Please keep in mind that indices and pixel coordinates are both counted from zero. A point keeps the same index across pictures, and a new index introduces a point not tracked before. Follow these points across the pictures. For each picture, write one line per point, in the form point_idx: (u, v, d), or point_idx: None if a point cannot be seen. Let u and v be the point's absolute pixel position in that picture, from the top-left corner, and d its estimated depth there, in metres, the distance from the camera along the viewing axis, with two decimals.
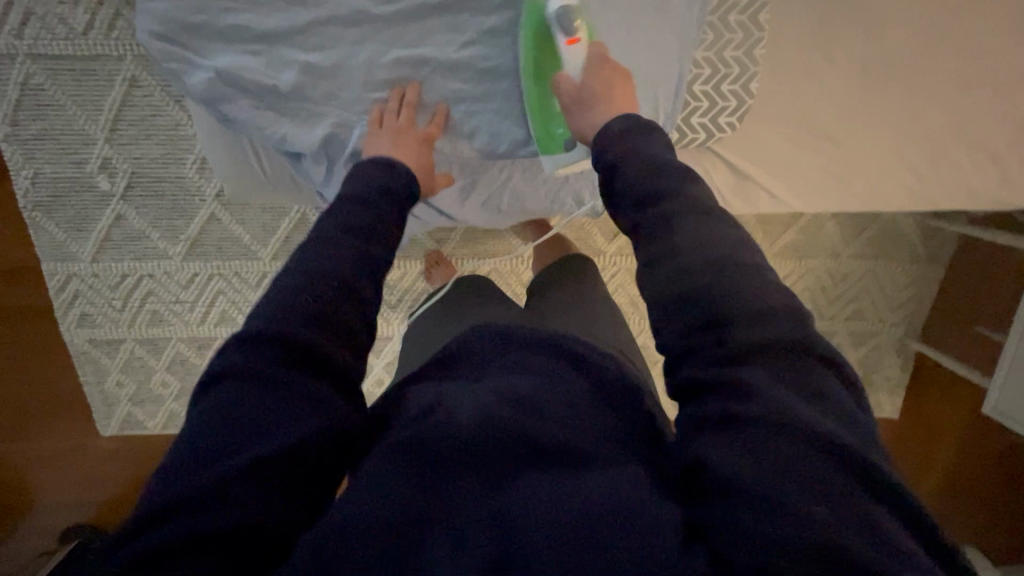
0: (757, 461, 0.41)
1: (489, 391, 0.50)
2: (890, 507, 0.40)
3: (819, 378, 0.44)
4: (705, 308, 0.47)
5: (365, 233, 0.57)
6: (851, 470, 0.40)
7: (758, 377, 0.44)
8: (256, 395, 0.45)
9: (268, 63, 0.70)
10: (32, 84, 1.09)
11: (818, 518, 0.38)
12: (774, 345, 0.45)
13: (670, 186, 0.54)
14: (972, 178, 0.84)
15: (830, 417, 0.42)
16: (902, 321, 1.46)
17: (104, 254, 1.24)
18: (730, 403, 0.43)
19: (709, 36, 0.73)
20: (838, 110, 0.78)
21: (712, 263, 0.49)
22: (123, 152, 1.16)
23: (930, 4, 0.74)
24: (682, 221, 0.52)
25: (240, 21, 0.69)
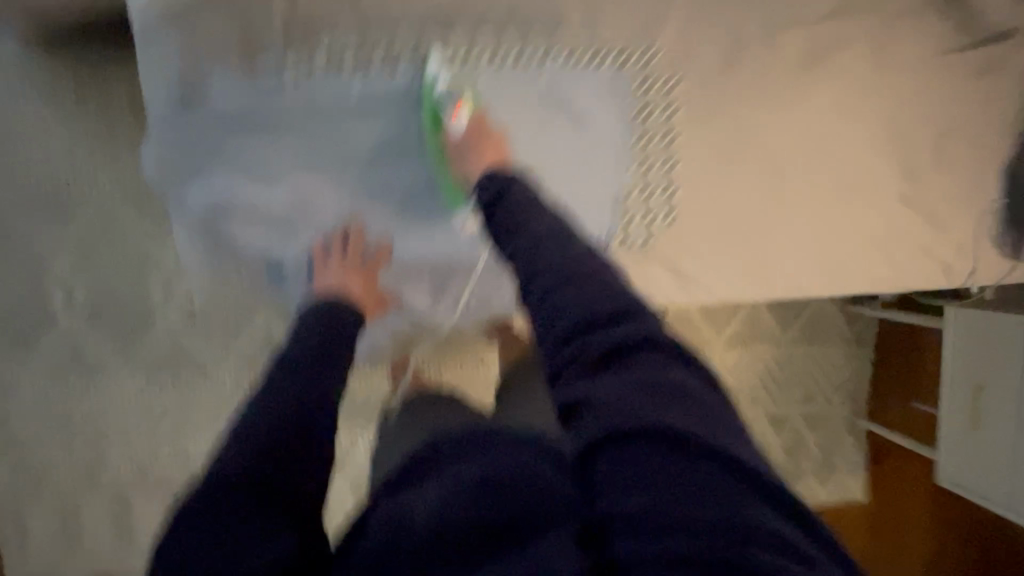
0: (630, 474, 0.44)
1: (432, 490, 0.51)
2: (752, 486, 0.43)
3: (669, 372, 0.49)
4: (570, 315, 0.54)
5: (329, 348, 0.64)
6: (706, 461, 0.44)
7: (614, 387, 0.48)
8: (220, 521, 0.47)
9: (262, 187, 0.78)
10: (5, 216, 1.13)
11: (688, 521, 0.41)
12: (624, 345, 0.51)
13: (542, 221, 0.63)
14: (872, 268, 0.97)
15: (678, 410, 0.46)
16: (846, 401, 1.56)
17: (48, 380, 1.18)
18: (595, 418, 0.47)
19: (636, 162, 0.87)
20: (753, 213, 0.91)
21: (576, 282, 0.56)
22: (86, 277, 1.17)
23: (813, 127, 0.89)
24: (546, 244, 0.60)
25: (239, 153, 0.76)
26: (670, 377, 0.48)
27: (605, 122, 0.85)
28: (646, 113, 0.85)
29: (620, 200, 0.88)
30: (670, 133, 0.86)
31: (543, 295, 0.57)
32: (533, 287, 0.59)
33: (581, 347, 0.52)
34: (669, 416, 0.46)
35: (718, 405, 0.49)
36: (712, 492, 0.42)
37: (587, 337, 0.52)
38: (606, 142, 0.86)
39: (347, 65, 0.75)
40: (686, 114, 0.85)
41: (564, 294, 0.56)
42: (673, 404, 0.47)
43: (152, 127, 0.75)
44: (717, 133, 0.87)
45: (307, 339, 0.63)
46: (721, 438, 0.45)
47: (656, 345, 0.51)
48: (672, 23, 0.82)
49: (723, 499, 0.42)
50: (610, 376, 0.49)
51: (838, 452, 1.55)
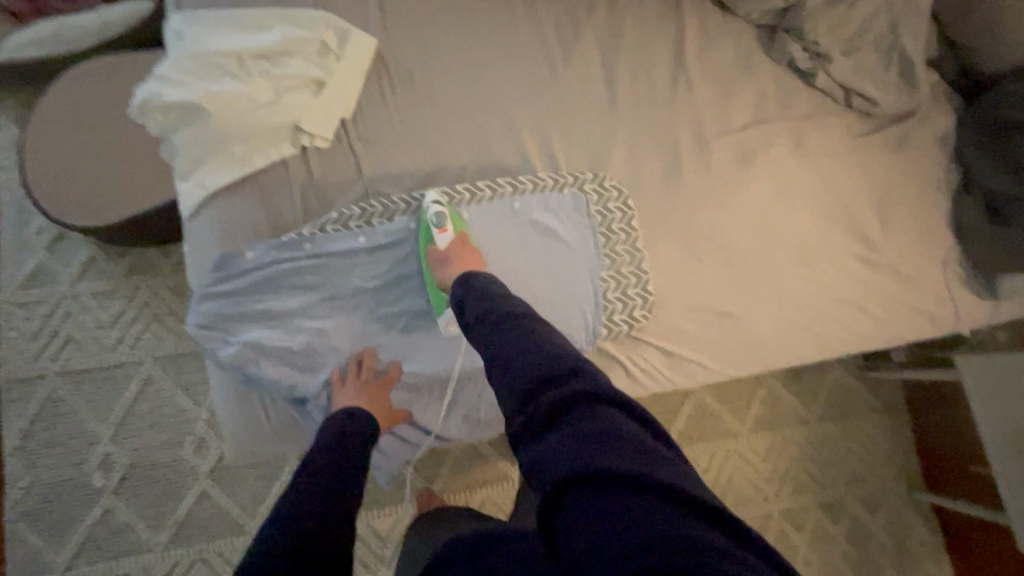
0: (580, 522, 0.45)
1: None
2: (690, 511, 0.44)
3: (606, 419, 0.51)
4: (531, 384, 0.58)
5: (335, 473, 0.67)
6: (643, 493, 0.45)
7: (556, 443, 0.50)
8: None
9: (284, 331, 0.87)
10: (55, 398, 1.23)
11: (630, 551, 0.41)
12: (567, 404, 0.54)
13: (506, 313, 0.70)
14: (854, 326, 1.02)
15: (617, 449, 0.48)
16: (896, 474, 1.48)
17: (81, 559, 1.19)
18: (543, 474, 0.49)
19: (607, 261, 0.94)
20: (726, 292, 0.98)
21: (534, 360, 0.61)
22: (124, 445, 1.24)
23: (759, 212, 1.01)
24: (515, 334, 0.66)
25: (265, 306, 0.87)
26: (607, 421, 0.51)
27: (572, 231, 0.94)
28: (606, 223, 0.95)
29: (600, 295, 0.93)
30: (631, 236, 0.95)
31: (512, 376, 0.61)
32: (504, 374, 0.62)
33: (534, 413, 0.55)
34: (606, 456, 0.47)
35: (652, 442, 0.50)
36: (650, 521, 0.43)
37: (538, 404, 0.56)
38: (577, 248, 0.94)
39: (351, 221, 0.90)
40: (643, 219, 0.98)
41: (519, 367, 0.60)
42: (607, 445, 0.48)
43: (196, 301, 0.88)
44: (673, 231, 0.98)
45: (319, 456, 0.69)
46: (658, 471, 0.46)
47: (595, 399, 0.54)
48: (617, 152, 0.99)
49: (664, 526, 0.42)
50: (554, 435, 0.52)
51: (907, 532, 1.45)
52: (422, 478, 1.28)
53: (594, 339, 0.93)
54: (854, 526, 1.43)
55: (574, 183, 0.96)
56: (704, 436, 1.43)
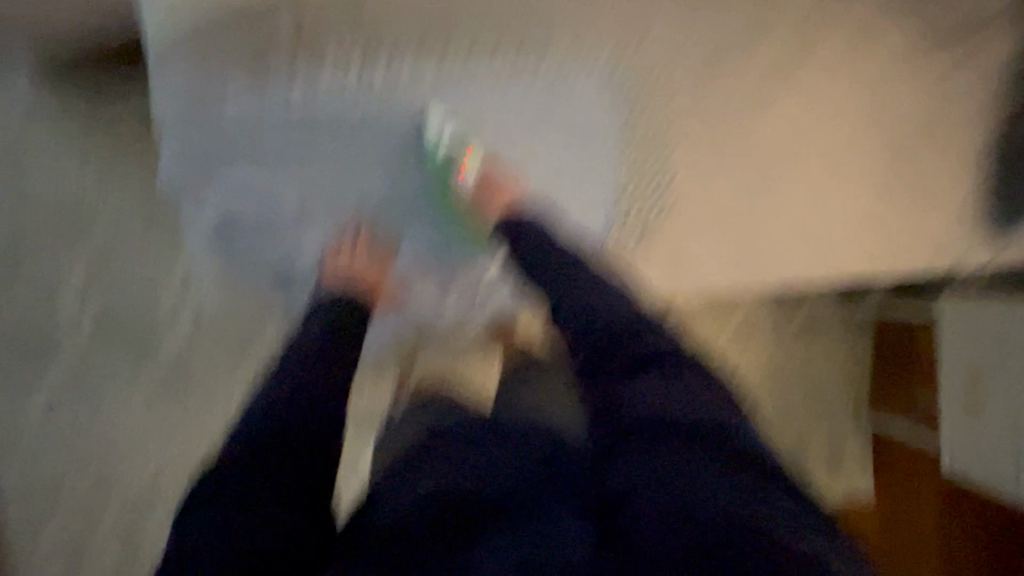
0: (649, 461, 0.59)
1: (465, 473, 0.72)
2: (735, 481, 0.56)
3: (686, 385, 0.66)
4: (594, 326, 0.74)
5: (325, 363, 0.74)
6: (704, 456, 0.59)
7: (642, 389, 0.65)
8: (241, 504, 0.58)
9: (272, 193, 0.84)
10: (10, 230, 1.12)
11: (690, 503, 0.54)
12: (646, 361, 0.69)
13: (569, 265, 0.82)
14: (851, 251, 1.03)
15: (689, 412, 0.63)
16: (864, 395, 1.53)
17: (50, 397, 1.14)
18: (631, 414, 0.64)
19: (626, 156, 0.91)
20: (740, 199, 0.96)
21: (605, 315, 0.74)
22: (95, 286, 1.15)
23: (796, 116, 0.94)
24: (573, 276, 0.80)
25: (251, 160, 0.81)
26: (685, 386, 0.66)
27: (595, 119, 0.89)
28: (636, 112, 0.89)
29: (611, 192, 0.93)
30: (656, 131, 0.90)
31: (581, 323, 0.75)
32: (567, 313, 0.77)
33: (615, 358, 0.70)
34: (677, 413, 0.63)
35: (718, 412, 0.64)
36: (711, 487, 0.55)
37: (616, 358, 0.70)
38: (592, 139, 0.90)
39: (351, 67, 0.79)
40: (675, 110, 0.90)
41: (598, 316, 0.74)
42: (682, 404, 0.64)
43: (168, 138, 0.79)
44: (704, 127, 0.92)
45: (311, 345, 0.76)
46: (716, 435, 0.61)
47: (671, 370, 0.68)
48: (663, 23, 0.87)
49: (719, 491, 0.55)
50: (632, 383, 0.67)
51: (862, 455, 1.50)
52: None
53: (607, 234, 0.95)
54: (810, 440, 1.47)
55: (610, 58, 0.86)
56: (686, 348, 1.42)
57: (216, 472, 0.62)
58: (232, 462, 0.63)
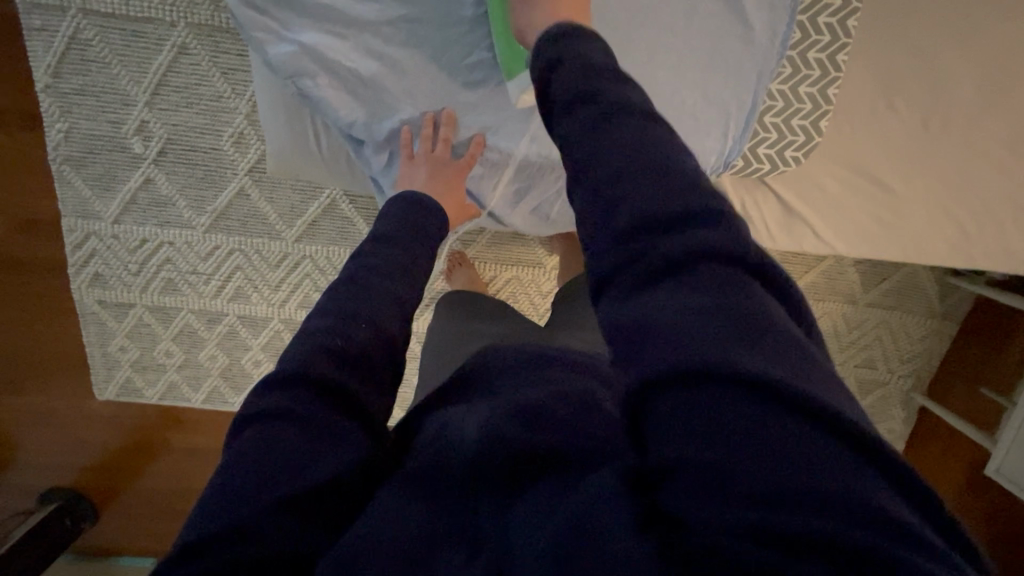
0: (686, 418, 0.36)
1: (491, 407, 0.49)
2: (854, 448, 0.34)
3: (749, 299, 0.39)
4: (626, 198, 0.44)
5: (401, 270, 0.58)
6: (790, 414, 0.34)
7: (678, 305, 0.39)
8: (298, 432, 0.44)
9: (352, 48, 0.67)
10: (81, 39, 1.08)
11: (769, 479, 0.33)
12: (702, 257, 0.40)
13: (607, 88, 0.50)
14: (1013, 240, 0.83)
15: (763, 345, 0.37)
16: (910, 374, 1.47)
17: (128, 216, 1.23)
18: (652, 338, 0.38)
19: (786, 70, 0.72)
20: (895, 159, 0.78)
21: (653, 176, 0.44)
22: (161, 117, 1.15)
23: (997, 61, 0.73)
24: (614, 127, 0.47)
25: (331, 2, 0.65)
26: (749, 300, 0.39)
27: (765, 15, 0.67)
28: (813, 11, 0.70)
29: (756, 115, 0.71)
30: (835, 43, 0.71)
31: (608, 183, 0.46)
32: (583, 180, 0.47)
33: (640, 258, 0.42)
34: (743, 352, 0.36)
35: (797, 333, 0.39)
36: (806, 454, 0.33)
37: (645, 255, 0.42)
38: (760, 42, 0.68)
39: None
40: (859, 21, 0.71)
41: (627, 186, 0.44)
42: (747, 336, 0.37)
43: None
44: (888, 51, 0.73)
45: (392, 249, 0.59)
46: (815, 385, 0.36)
47: (724, 260, 0.40)
48: None
49: (824, 462, 0.33)
50: (669, 293, 0.40)
51: (883, 420, 1.51)
52: (458, 242, 1.26)
53: (724, 170, 0.75)
54: None
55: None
56: None
57: (256, 394, 0.47)
58: (273, 389, 0.46)
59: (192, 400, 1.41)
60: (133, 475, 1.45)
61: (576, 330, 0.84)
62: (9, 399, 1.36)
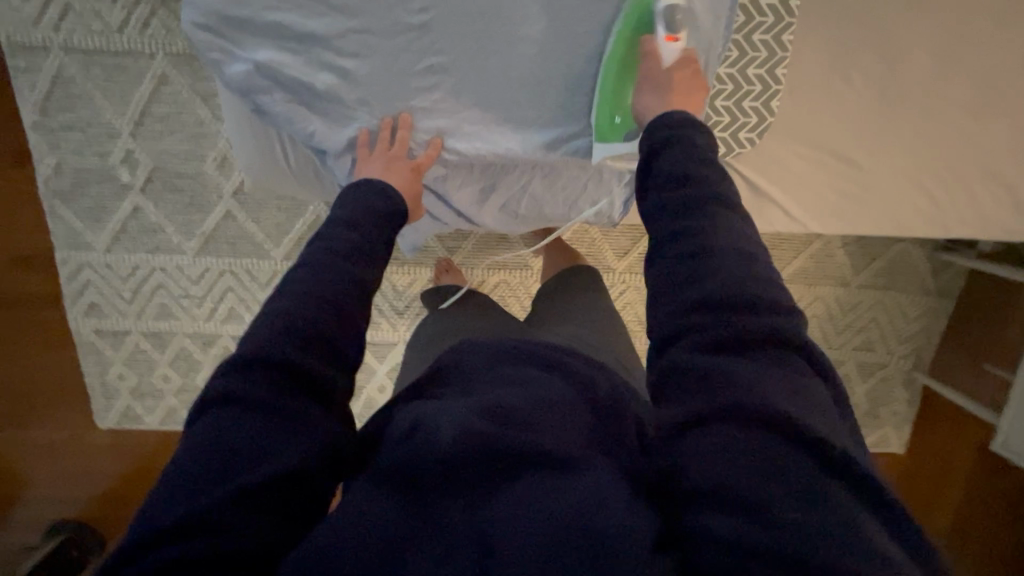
0: (740, 458, 0.40)
1: (467, 405, 0.49)
2: (880, 517, 0.39)
3: (794, 371, 0.44)
4: (705, 273, 0.48)
5: (363, 257, 0.57)
6: (826, 469, 0.40)
7: (751, 369, 0.43)
8: (249, 419, 0.44)
9: (306, 62, 0.69)
10: (64, 76, 1.12)
11: (812, 517, 0.37)
12: (759, 340, 0.45)
13: (698, 176, 0.54)
14: (983, 207, 0.84)
15: (818, 417, 0.41)
16: (909, 354, 1.46)
17: (119, 245, 1.25)
18: (722, 394, 0.43)
19: (733, 53, 0.73)
20: (856, 133, 0.79)
21: (729, 259, 0.48)
22: (145, 145, 1.18)
23: (948, 28, 0.73)
24: (691, 216, 0.52)
25: (282, 20, 0.67)
26: (807, 380, 0.44)
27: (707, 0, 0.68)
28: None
29: (707, 99, 0.72)
30: (779, 23, 0.72)
31: (685, 260, 0.50)
32: (665, 253, 0.52)
33: (711, 326, 0.46)
34: (804, 417, 0.41)
35: (838, 416, 0.44)
36: (840, 506, 0.38)
37: (718, 319, 0.46)
38: (703, 27, 0.69)
39: None
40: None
41: (703, 264, 0.49)
42: (805, 406, 0.42)
43: None
44: (835, 26, 0.73)
45: (356, 236, 0.59)
46: (849, 451, 0.41)
47: (795, 343, 0.45)
48: None
49: (858, 518, 0.38)
50: (739, 358, 0.45)
51: (886, 402, 1.48)
52: (444, 249, 1.27)
53: None
54: None
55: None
56: None
57: (214, 379, 0.46)
58: (235, 373, 0.46)
59: None
60: (136, 504, 1.46)
61: (558, 324, 0.84)
62: (12, 433, 1.38)
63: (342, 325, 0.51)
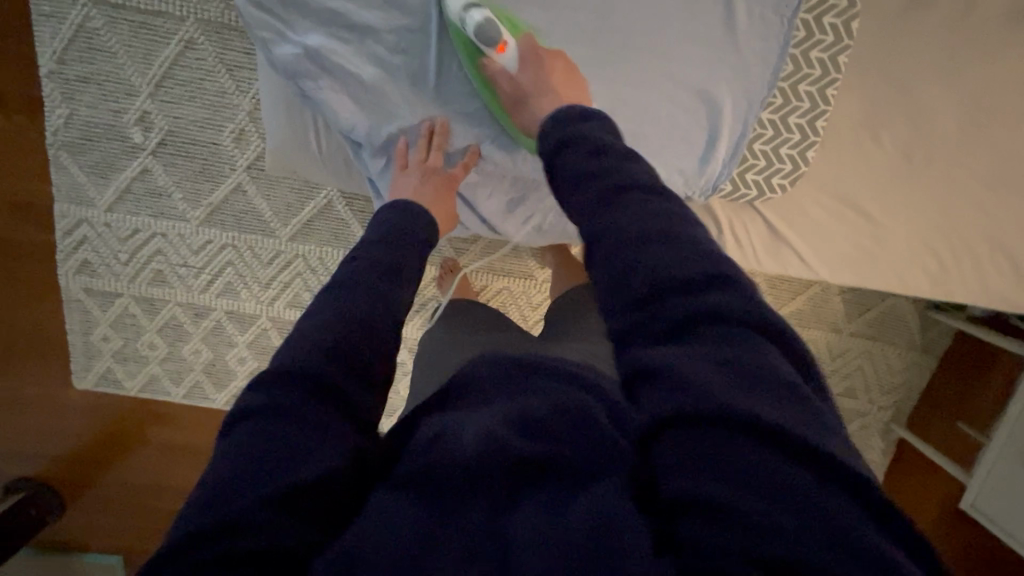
0: (705, 459, 0.40)
1: (491, 414, 0.51)
2: (866, 508, 0.37)
3: (751, 355, 0.43)
4: (642, 269, 0.48)
5: (391, 272, 0.58)
6: (802, 462, 0.38)
7: (698, 363, 0.43)
8: (285, 426, 0.44)
9: (356, 54, 0.69)
10: (88, 27, 1.09)
11: (788, 518, 0.36)
12: (708, 323, 0.44)
13: (619, 167, 0.55)
14: (989, 276, 0.86)
15: (769, 400, 0.41)
16: (890, 405, 1.50)
17: (122, 205, 1.23)
18: (679, 390, 0.42)
19: (777, 100, 0.74)
20: (878, 190, 0.81)
21: (643, 245, 0.49)
22: (163, 108, 1.16)
23: (978, 102, 0.76)
24: (626, 202, 0.52)
25: (339, 9, 0.67)
26: (760, 359, 0.43)
27: (758, 47, 0.69)
28: (805, 47, 0.72)
29: (744, 142, 0.73)
30: (826, 77, 0.73)
31: (613, 255, 0.50)
32: (600, 242, 0.52)
33: (653, 321, 0.46)
34: (764, 408, 0.40)
35: (805, 389, 0.42)
36: (817, 502, 0.37)
37: (660, 307, 0.46)
38: (752, 73, 0.70)
39: None
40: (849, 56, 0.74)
41: (634, 258, 0.49)
42: (759, 393, 0.41)
43: None
44: (877, 88, 0.76)
45: (383, 251, 0.60)
46: (821, 436, 0.39)
47: (753, 322, 0.44)
48: None
49: (837, 513, 0.37)
50: (690, 348, 0.45)
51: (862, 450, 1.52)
52: (451, 250, 1.27)
53: (711, 193, 0.77)
54: None
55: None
56: None
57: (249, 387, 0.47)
58: (275, 377, 0.46)
59: (172, 394, 1.40)
60: (106, 469, 1.43)
61: (570, 340, 0.85)
62: None
63: (373, 340, 0.51)
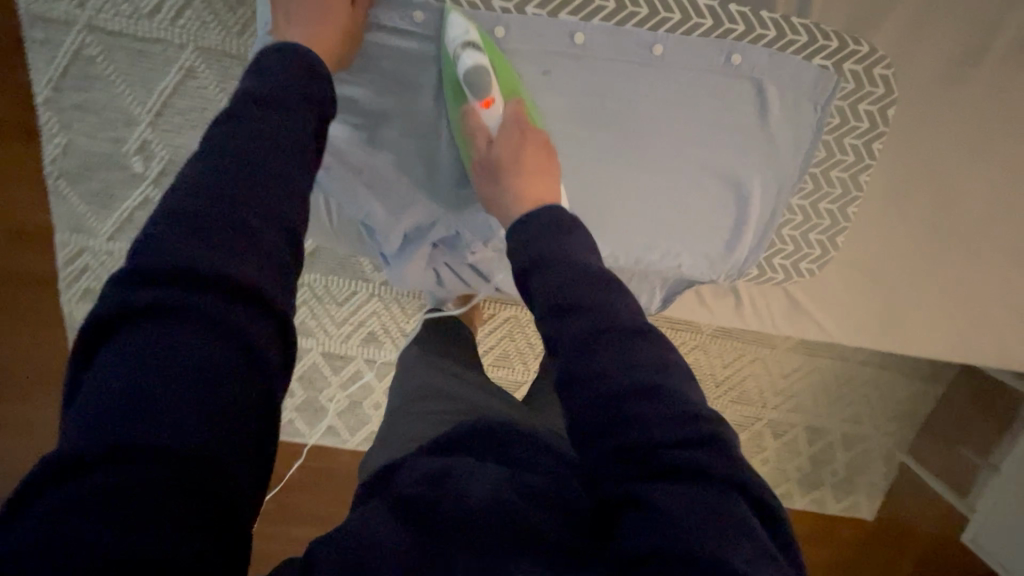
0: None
1: (486, 473, 0.53)
2: None
3: (722, 499, 0.47)
4: (602, 387, 0.53)
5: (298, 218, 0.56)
6: None
7: (681, 495, 0.47)
8: (154, 360, 0.43)
9: (367, 137, 0.73)
10: (84, 55, 1.05)
11: None
12: (695, 464, 0.48)
13: (595, 296, 0.58)
14: (995, 335, 0.92)
15: (739, 551, 0.44)
16: (893, 432, 1.51)
17: (123, 234, 1.21)
18: (653, 514, 0.46)
19: (808, 186, 0.77)
20: (898, 264, 0.85)
21: (620, 369, 0.53)
22: (164, 138, 1.13)
23: (1000, 181, 0.78)
24: (608, 345, 0.55)
25: (348, 94, 0.71)
26: (732, 508, 0.46)
27: (789, 135, 0.71)
28: (839, 132, 0.73)
29: (773, 226, 0.79)
30: (858, 163, 0.76)
31: (592, 364, 0.54)
32: (567, 341, 0.56)
33: (641, 442, 0.50)
34: (729, 556, 0.43)
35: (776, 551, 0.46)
36: None
37: (654, 450, 0.49)
38: (783, 158, 0.73)
39: None
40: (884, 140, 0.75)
41: (612, 371, 0.53)
42: (731, 539, 0.44)
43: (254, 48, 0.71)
44: (899, 172, 0.78)
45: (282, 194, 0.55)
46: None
47: (739, 482, 0.49)
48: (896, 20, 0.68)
49: None
50: (673, 484, 0.48)
51: (864, 473, 1.54)
52: None
53: (736, 275, 0.85)
54: (817, 458, 1.52)
55: (839, 50, 0.67)
56: (745, 340, 1.36)
57: (141, 251, 0.48)
58: (175, 249, 0.47)
59: None
60: None
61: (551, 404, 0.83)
62: None
63: (281, 246, 0.52)
